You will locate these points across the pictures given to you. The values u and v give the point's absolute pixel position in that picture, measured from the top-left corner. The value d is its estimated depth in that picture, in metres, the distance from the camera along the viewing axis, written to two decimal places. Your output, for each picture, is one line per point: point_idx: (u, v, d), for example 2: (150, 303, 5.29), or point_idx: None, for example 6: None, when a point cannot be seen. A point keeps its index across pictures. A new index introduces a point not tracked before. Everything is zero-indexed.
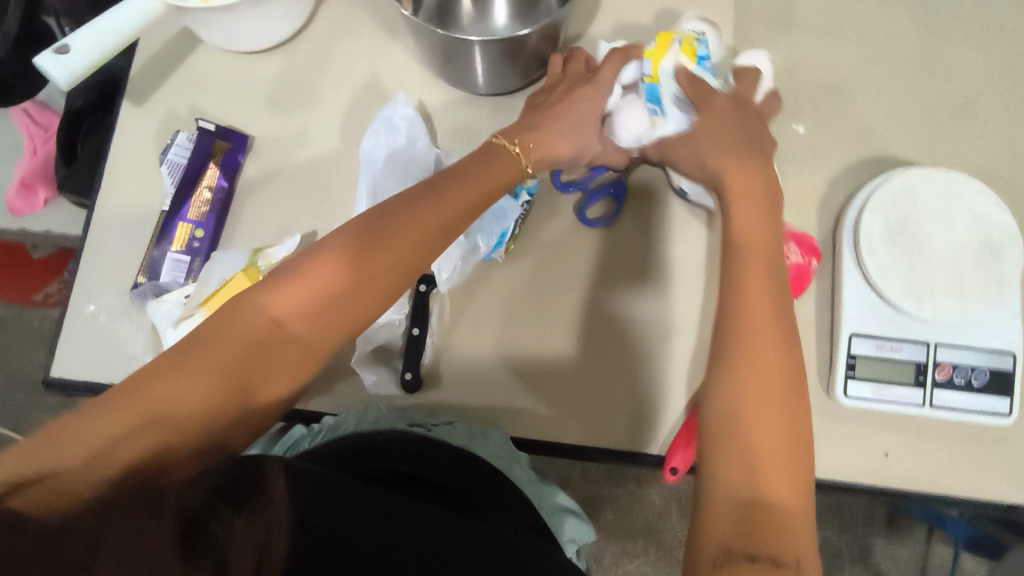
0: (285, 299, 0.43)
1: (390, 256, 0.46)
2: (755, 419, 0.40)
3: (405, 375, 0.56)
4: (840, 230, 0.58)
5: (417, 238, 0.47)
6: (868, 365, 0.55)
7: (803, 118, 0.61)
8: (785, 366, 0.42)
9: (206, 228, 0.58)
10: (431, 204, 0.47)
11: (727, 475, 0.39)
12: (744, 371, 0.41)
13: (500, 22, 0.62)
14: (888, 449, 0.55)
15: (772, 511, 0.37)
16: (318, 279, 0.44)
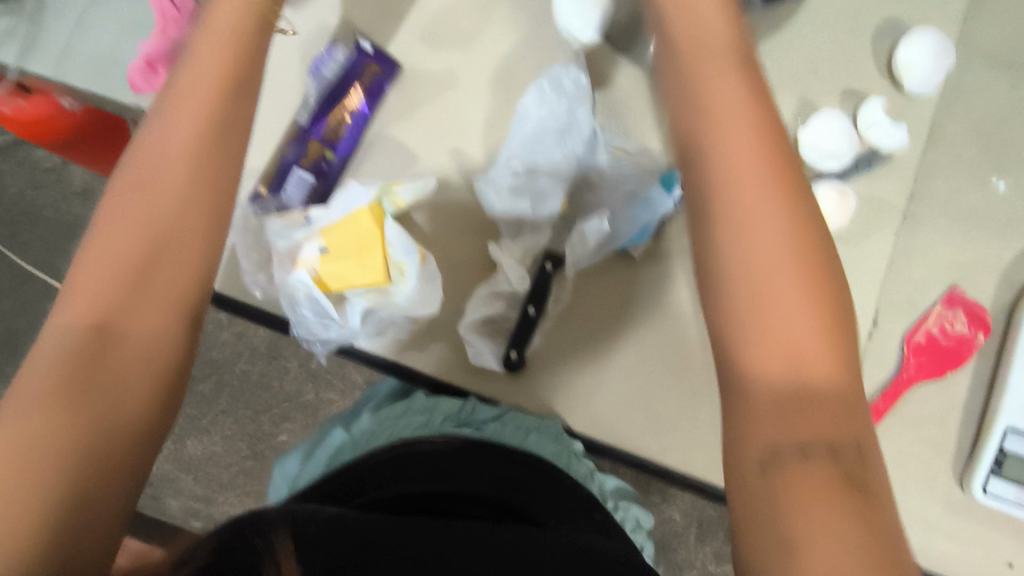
0: (77, 299, 0.37)
1: (174, 204, 0.41)
2: (782, 461, 0.33)
3: (511, 353, 0.52)
4: (1020, 312, 0.51)
5: (203, 102, 0.43)
6: (1015, 464, 0.49)
7: (1004, 174, 0.54)
8: (815, 280, 0.36)
9: (338, 153, 0.55)
10: (134, 169, 0.41)
11: (794, 488, 0.32)
12: (767, 312, 0.36)
13: None
14: (1012, 560, 0.49)
15: (834, 432, 0.34)
16: (101, 252, 0.39)
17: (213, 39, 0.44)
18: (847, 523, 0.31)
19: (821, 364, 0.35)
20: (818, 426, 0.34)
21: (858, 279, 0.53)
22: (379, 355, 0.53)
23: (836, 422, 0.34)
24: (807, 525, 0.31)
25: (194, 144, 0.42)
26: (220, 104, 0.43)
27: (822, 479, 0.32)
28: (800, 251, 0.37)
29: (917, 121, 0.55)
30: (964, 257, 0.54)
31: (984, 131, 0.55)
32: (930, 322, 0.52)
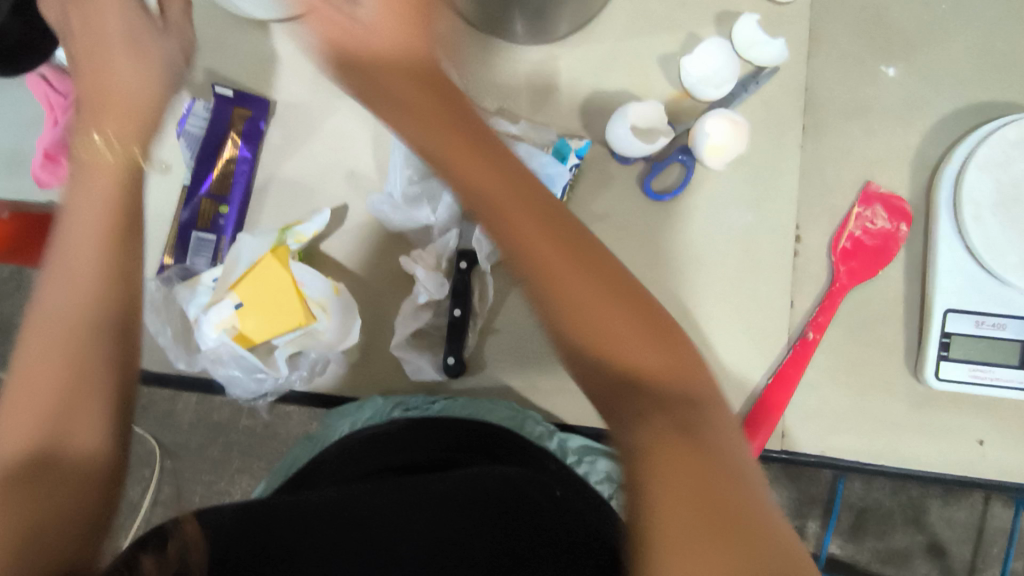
0: (19, 415, 0.35)
1: (92, 329, 0.38)
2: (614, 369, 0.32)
3: (448, 360, 0.52)
4: (936, 191, 0.50)
5: (109, 189, 0.42)
6: (964, 346, 0.49)
7: (894, 59, 0.53)
8: (550, 222, 0.34)
9: (231, 205, 0.54)
10: (48, 321, 0.38)
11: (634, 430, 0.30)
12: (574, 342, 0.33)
13: None
14: (982, 437, 0.49)
15: (654, 396, 0.31)
16: (28, 398, 0.36)
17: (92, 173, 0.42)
18: (642, 345, 0.32)
19: (585, 283, 0.33)
20: (638, 377, 0.32)
21: (774, 202, 0.53)
22: (317, 391, 0.54)
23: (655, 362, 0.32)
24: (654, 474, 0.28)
25: (107, 284, 0.40)
26: (122, 243, 0.41)
27: (640, 347, 0.32)
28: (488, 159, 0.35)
29: (794, 26, 0.54)
30: (872, 151, 0.53)
31: (864, 21, 0.54)
32: (851, 226, 0.51)
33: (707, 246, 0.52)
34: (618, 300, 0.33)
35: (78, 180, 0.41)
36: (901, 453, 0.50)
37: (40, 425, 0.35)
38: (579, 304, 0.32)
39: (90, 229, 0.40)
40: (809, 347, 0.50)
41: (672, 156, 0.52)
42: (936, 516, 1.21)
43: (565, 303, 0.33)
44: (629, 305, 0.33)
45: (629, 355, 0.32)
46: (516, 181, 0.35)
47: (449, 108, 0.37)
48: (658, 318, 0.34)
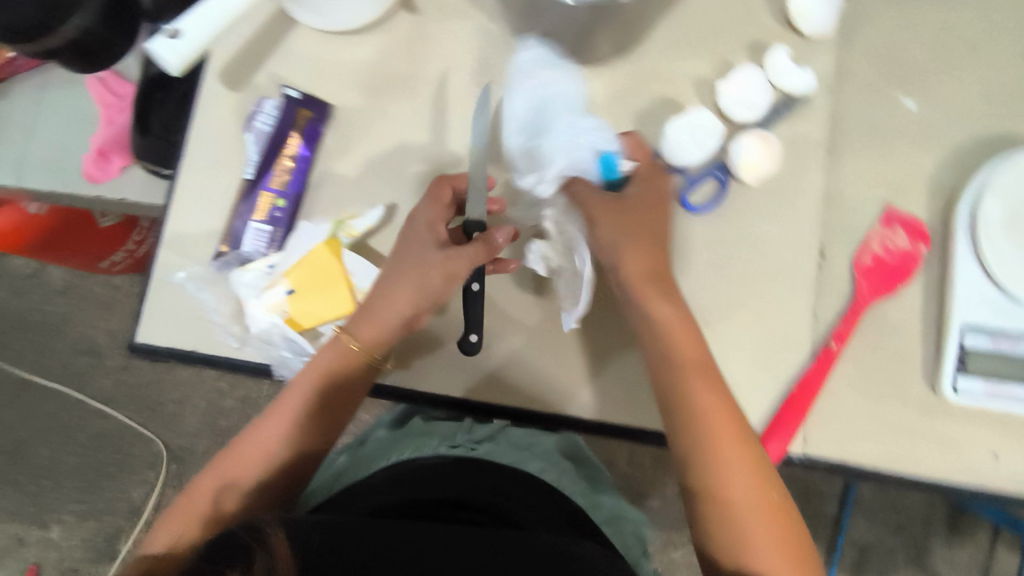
0: (204, 499, 0.53)
1: (256, 452, 0.54)
2: (752, 510, 0.49)
3: (469, 336, 0.54)
4: (954, 215, 0.54)
5: (294, 400, 0.54)
6: (979, 360, 0.52)
7: (912, 92, 0.57)
8: (744, 436, 0.50)
9: (287, 198, 0.58)
10: (272, 419, 0.55)
11: (749, 501, 0.49)
12: (711, 465, 0.50)
13: None
14: (996, 450, 0.52)
15: (730, 520, 0.49)
16: (245, 455, 0.54)
17: (274, 415, 0.55)
18: (746, 460, 0.49)
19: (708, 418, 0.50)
20: (724, 507, 0.49)
21: (798, 219, 0.56)
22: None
23: (780, 532, 0.48)
24: (754, 535, 0.48)
25: (305, 429, 0.55)
26: (311, 415, 0.55)
27: (748, 482, 0.49)
28: (659, 289, 0.52)
29: (821, 58, 0.58)
30: (891, 176, 0.56)
31: (884, 56, 0.58)
32: (874, 244, 0.55)
33: (736, 257, 0.56)
34: (740, 431, 0.50)
35: (277, 401, 0.55)
36: (919, 463, 0.52)
37: (256, 472, 0.54)
38: (718, 424, 0.50)
39: (299, 406, 0.54)
40: (832, 357, 0.53)
41: (709, 173, 0.56)
42: (938, 556, 1.21)
43: (698, 391, 0.50)
44: (764, 471, 0.50)
45: (742, 502, 0.49)
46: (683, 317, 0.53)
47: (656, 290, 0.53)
48: (760, 459, 0.50)
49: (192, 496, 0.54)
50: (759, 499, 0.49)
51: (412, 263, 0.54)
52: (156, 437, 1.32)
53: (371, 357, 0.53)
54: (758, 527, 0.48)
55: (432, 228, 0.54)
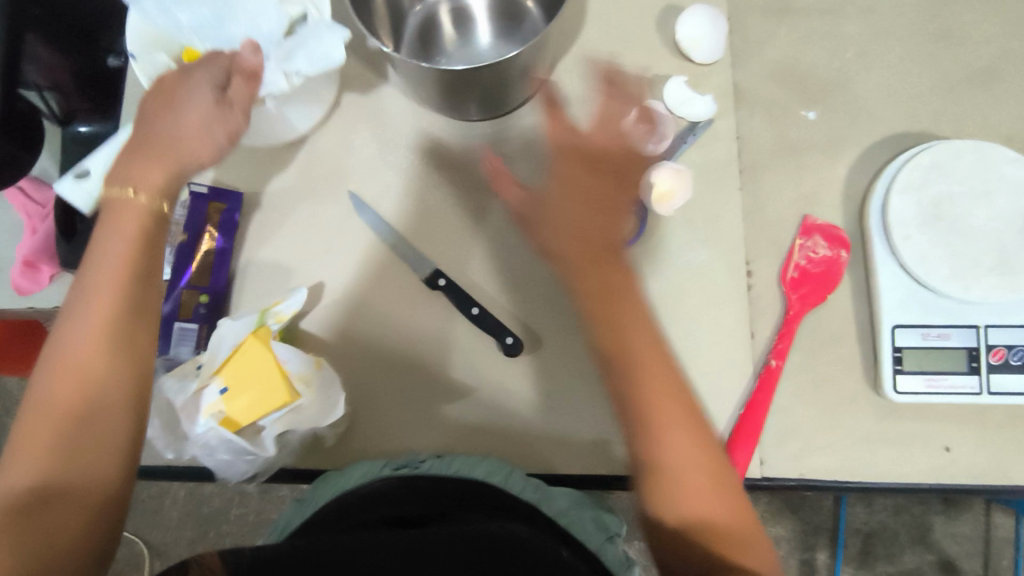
0: (39, 422, 0.41)
1: (102, 320, 0.43)
2: (687, 487, 0.46)
3: (506, 339, 0.55)
4: (867, 217, 0.55)
5: (125, 263, 0.45)
6: (916, 357, 0.52)
7: (813, 104, 0.59)
8: (679, 394, 0.48)
9: (212, 293, 0.57)
10: (101, 265, 0.44)
11: (674, 444, 0.46)
12: (641, 427, 0.47)
13: (483, 43, 0.64)
14: (949, 444, 0.52)
15: (697, 525, 0.45)
16: (81, 343, 0.42)
17: (111, 265, 0.44)
18: (681, 408, 0.48)
19: (644, 395, 0.47)
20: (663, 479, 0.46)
21: (722, 241, 0.56)
22: (300, 460, 0.55)
23: (723, 500, 0.46)
24: (695, 507, 0.45)
25: (143, 260, 0.45)
26: (143, 263, 0.45)
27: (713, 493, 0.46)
28: (598, 216, 0.52)
29: (720, 83, 0.59)
30: (804, 188, 0.57)
31: (781, 72, 0.60)
32: (797, 255, 0.55)
33: (668, 286, 0.56)
34: (648, 427, 0.47)
35: (102, 252, 0.45)
36: (876, 469, 0.52)
37: (96, 366, 0.42)
38: (653, 393, 0.47)
39: (128, 266, 0.45)
40: (775, 374, 0.53)
41: None
42: (940, 532, 1.21)
43: (626, 381, 0.48)
44: (684, 426, 0.47)
45: (664, 458, 0.46)
46: (615, 298, 0.51)
47: (609, 263, 0.52)
48: (720, 471, 0.47)
49: (27, 407, 0.41)
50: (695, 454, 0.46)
51: (170, 118, 0.49)
52: (137, 537, 1.16)
53: (156, 206, 0.47)
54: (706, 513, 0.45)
55: (206, 88, 0.49)
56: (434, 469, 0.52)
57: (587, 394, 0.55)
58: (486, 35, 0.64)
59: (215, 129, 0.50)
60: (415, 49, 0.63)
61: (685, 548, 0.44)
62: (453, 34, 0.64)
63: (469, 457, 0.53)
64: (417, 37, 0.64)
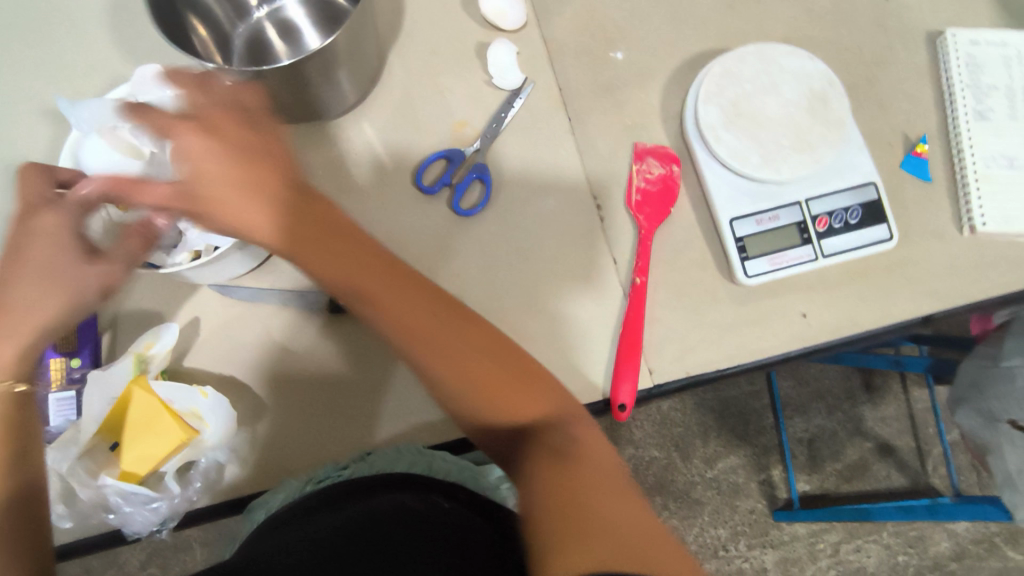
0: None
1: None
2: (485, 384, 0.49)
3: None
4: (686, 130, 0.60)
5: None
6: (756, 243, 0.57)
7: (619, 45, 0.64)
8: (423, 297, 0.51)
9: (82, 355, 0.54)
10: None
11: (456, 393, 0.49)
12: (428, 353, 0.49)
13: (313, 41, 0.63)
14: (805, 310, 0.57)
15: (512, 421, 0.49)
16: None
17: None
18: (430, 312, 0.50)
19: (419, 321, 0.50)
20: (479, 391, 0.49)
21: (570, 184, 0.61)
22: (209, 498, 0.53)
23: (513, 378, 0.50)
24: (533, 461, 0.46)
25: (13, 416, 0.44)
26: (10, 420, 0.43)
27: (592, 473, 0.45)
28: (305, 216, 0.49)
29: (532, 44, 0.64)
30: (629, 119, 0.62)
31: (583, 23, 0.65)
32: (636, 180, 0.60)
33: (530, 235, 0.59)
34: (496, 407, 0.49)
35: None
36: (749, 349, 0.56)
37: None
38: (410, 308, 0.49)
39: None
40: (641, 290, 0.57)
41: (469, 176, 0.60)
42: (871, 419, 1.29)
43: (386, 308, 0.50)
44: (442, 317, 0.51)
45: (457, 384, 0.49)
46: (368, 262, 0.50)
47: (329, 241, 0.50)
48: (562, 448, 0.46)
49: None
50: (472, 355, 0.50)
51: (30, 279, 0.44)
52: None
53: (11, 390, 0.44)
54: (527, 440, 0.47)
55: (61, 229, 0.45)
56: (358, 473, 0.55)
57: None
58: (312, 36, 0.63)
59: (77, 278, 0.45)
60: (246, 60, 0.61)
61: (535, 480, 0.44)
62: (283, 43, 0.63)
63: (388, 453, 0.56)
64: (246, 51, 0.62)
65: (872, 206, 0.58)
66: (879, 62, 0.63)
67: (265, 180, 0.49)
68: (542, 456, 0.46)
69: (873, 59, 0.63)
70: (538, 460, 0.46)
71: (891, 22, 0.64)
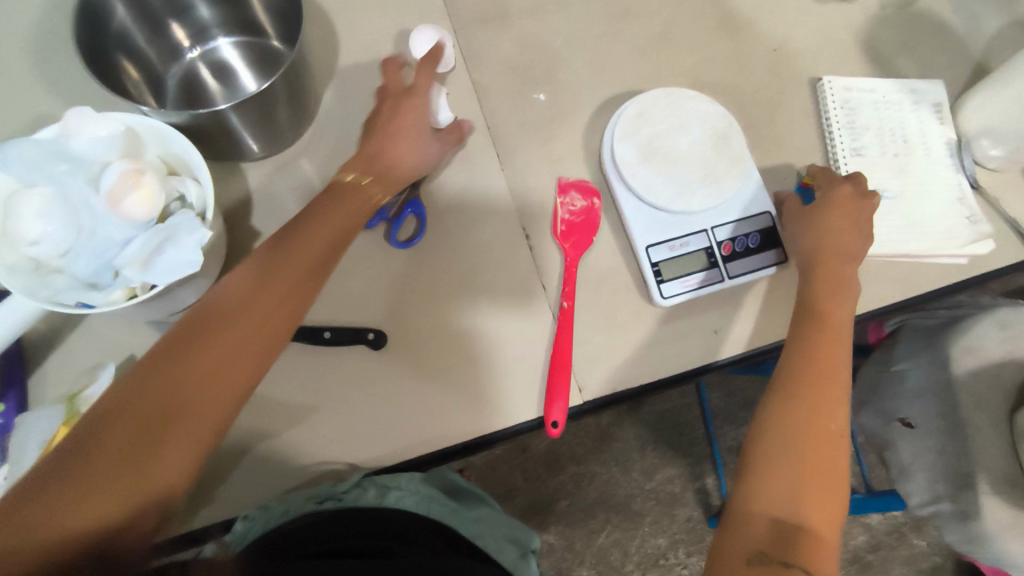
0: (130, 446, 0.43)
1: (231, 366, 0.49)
2: (808, 477, 0.52)
3: (368, 334, 0.59)
4: (604, 166, 0.65)
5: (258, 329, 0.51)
6: (670, 267, 0.63)
7: (543, 87, 0.69)
8: (841, 375, 0.56)
9: (8, 398, 0.54)
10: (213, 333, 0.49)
11: (774, 482, 0.52)
12: (795, 456, 0.52)
13: (249, 83, 0.65)
14: (716, 327, 0.63)
15: (803, 536, 0.49)
16: (237, 367, 0.49)
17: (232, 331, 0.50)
18: (824, 393, 0.55)
19: (805, 385, 0.55)
20: (793, 468, 0.52)
21: (502, 216, 0.65)
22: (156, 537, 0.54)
23: (833, 485, 0.52)
24: (794, 479, 0.52)
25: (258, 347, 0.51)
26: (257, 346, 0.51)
27: (781, 476, 0.52)
28: (847, 303, 0.60)
29: (462, 87, 0.68)
30: (554, 156, 0.67)
31: (510, 68, 0.70)
32: (560, 211, 0.64)
33: (464, 265, 0.63)
34: (808, 489, 0.51)
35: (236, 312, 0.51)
36: (669, 364, 0.62)
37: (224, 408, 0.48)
38: (824, 349, 0.57)
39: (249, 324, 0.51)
40: (569, 313, 0.60)
41: (405, 211, 0.63)
42: None
43: (804, 402, 0.55)
44: (836, 394, 0.56)
45: (769, 418, 0.55)
46: (836, 378, 0.56)
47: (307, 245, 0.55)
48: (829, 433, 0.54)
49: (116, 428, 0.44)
50: (795, 425, 0.54)
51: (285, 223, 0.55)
52: None
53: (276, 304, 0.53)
54: (771, 497, 0.51)
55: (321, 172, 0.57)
56: (356, 502, 0.58)
57: (420, 380, 0.60)
58: (247, 77, 0.65)
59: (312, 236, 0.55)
60: (181, 101, 0.63)
61: (766, 537, 0.48)
62: (219, 85, 0.65)
63: (390, 476, 0.61)
64: (180, 93, 0.63)
65: (769, 232, 0.65)
66: (771, 104, 0.71)
67: (838, 255, 0.61)
68: (755, 559, 0.47)
69: (765, 102, 0.71)
70: (763, 560, 0.47)
71: (780, 69, 0.72)
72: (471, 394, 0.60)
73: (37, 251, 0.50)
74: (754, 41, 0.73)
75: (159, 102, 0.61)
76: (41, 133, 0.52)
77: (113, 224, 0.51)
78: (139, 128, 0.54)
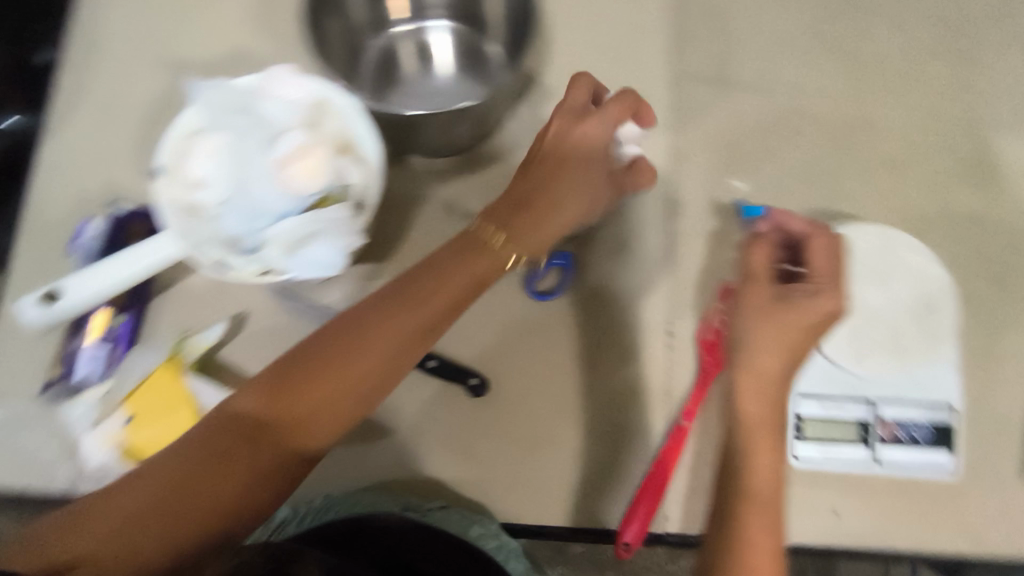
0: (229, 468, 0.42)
1: (345, 388, 0.44)
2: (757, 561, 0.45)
3: (472, 379, 0.56)
4: None
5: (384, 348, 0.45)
6: (815, 426, 0.55)
7: (742, 174, 0.62)
8: (780, 436, 0.50)
9: (127, 314, 0.54)
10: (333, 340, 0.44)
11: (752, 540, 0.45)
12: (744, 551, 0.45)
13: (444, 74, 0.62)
14: (840, 509, 0.54)
15: None
16: (344, 373, 0.44)
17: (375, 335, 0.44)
18: (781, 437, 0.49)
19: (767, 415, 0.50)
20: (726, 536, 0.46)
21: (650, 301, 0.59)
22: None
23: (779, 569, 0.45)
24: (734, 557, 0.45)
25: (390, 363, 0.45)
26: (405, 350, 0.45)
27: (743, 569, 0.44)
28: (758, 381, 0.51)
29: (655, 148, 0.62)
30: (727, 256, 0.60)
31: (712, 144, 0.63)
32: (714, 320, 0.58)
33: (591, 340, 0.58)
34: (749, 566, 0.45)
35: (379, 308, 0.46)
36: None
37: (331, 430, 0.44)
38: (755, 420, 0.50)
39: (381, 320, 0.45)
40: (684, 433, 0.55)
41: (552, 262, 0.58)
42: None
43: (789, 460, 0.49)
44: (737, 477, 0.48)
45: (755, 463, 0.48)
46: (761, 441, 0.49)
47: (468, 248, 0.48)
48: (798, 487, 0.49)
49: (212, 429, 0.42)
50: (769, 487, 0.48)
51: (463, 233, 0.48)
52: None
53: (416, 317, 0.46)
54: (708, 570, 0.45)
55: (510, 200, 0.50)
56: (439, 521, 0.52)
57: (507, 444, 0.56)
58: (444, 68, 0.62)
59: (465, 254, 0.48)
60: (375, 76, 0.61)
61: None
62: (415, 67, 0.62)
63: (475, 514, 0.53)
64: (377, 66, 0.61)
65: (944, 430, 0.55)
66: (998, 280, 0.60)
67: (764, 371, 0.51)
68: None
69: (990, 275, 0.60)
70: None
71: None
72: (551, 478, 0.55)
73: (198, 196, 0.50)
74: (1006, 200, 0.62)
75: (353, 74, 0.59)
76: (240, 78, 0.51)
77: (273, 193, 0.50)
78: (329, 104, 0.51)
